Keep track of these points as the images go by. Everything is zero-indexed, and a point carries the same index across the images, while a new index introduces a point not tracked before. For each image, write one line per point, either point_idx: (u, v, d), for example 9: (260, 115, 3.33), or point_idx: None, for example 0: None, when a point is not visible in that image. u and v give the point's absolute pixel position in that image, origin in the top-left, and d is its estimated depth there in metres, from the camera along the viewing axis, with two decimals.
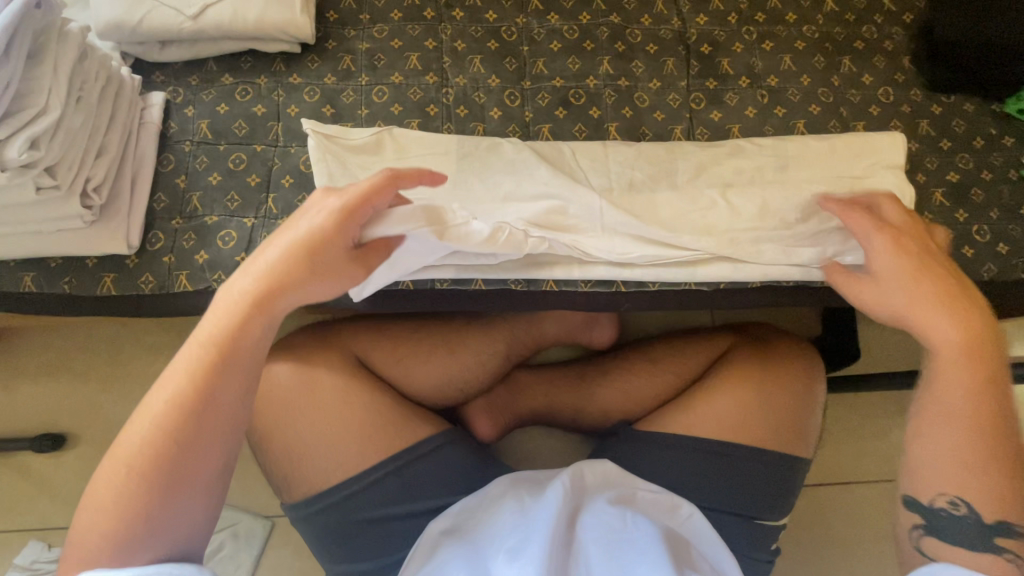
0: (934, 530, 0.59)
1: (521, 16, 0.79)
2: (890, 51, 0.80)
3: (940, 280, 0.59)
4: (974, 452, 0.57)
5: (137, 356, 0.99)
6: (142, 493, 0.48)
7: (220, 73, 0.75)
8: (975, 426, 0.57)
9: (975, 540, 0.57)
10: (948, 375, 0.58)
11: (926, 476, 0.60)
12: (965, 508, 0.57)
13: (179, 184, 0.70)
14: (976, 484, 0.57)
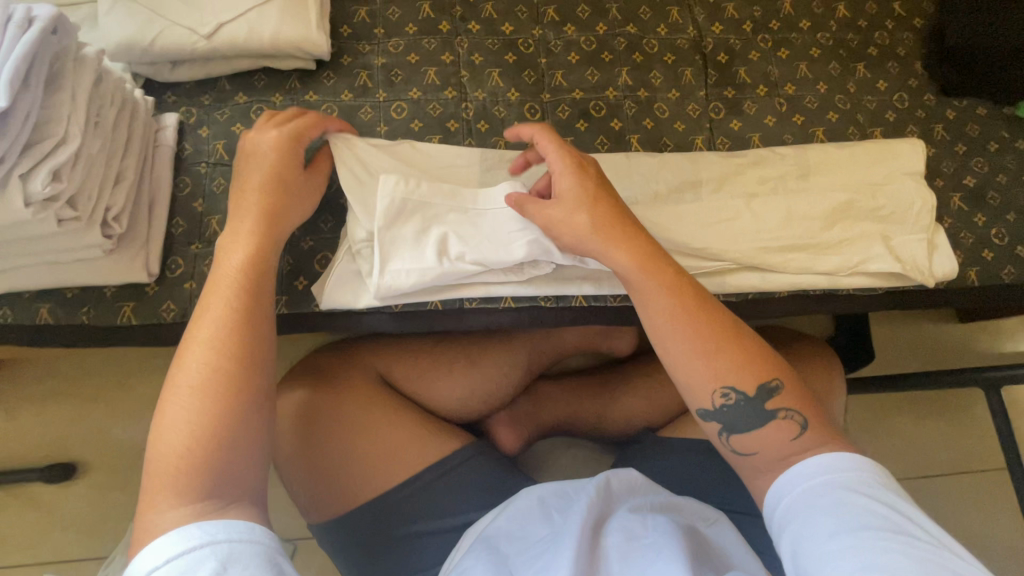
0: (733, 427, 0.58)
1: (537, 27, 0.78)
2: (903, 57, 0.81)
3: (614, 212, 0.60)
4: (732, 355, 0.57)
5: (148, 379, 0.97)
6: (198, 442, 0.47)
7: (234, 91, 0.73)
8: (693, 334, 0.57)
9: (754, 415, 0.57)
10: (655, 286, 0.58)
11: (697, 380, 0.57)
12: (736, 395, 0.57)
13: (197, 208, 0.68)
14: (748, 370, 0.57)
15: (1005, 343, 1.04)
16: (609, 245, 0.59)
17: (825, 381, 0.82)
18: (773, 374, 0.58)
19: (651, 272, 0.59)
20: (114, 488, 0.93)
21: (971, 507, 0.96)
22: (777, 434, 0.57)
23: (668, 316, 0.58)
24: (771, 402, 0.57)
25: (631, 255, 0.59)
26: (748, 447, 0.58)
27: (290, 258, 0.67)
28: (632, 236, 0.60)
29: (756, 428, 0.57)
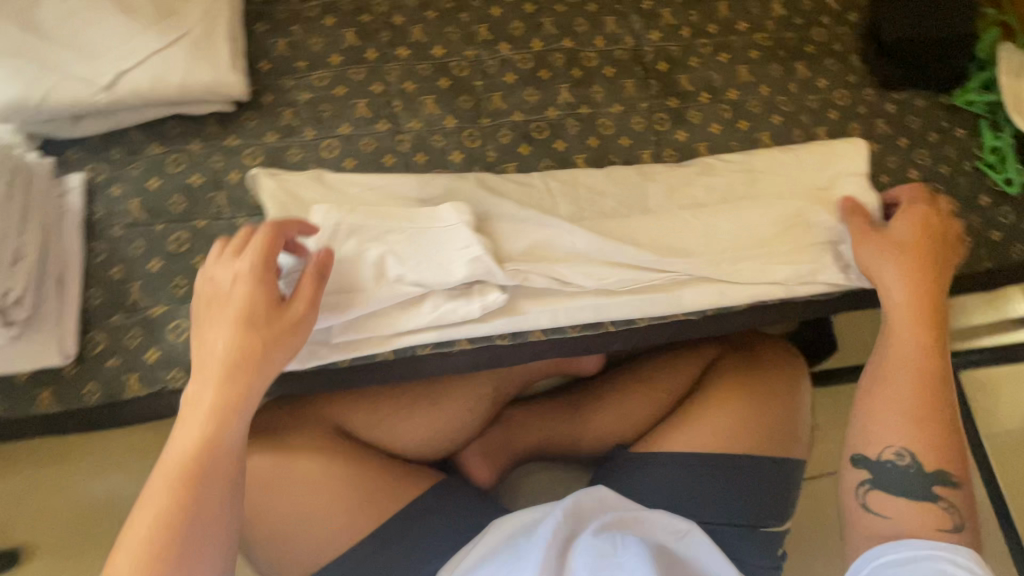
0: (880, 483, 0.63)
1: (469, 49, 0.74)
2: (841, 52, 0.80)
3: (915, 260, 0.65)
4: (928, 433, 0.61)
5: (95, 448, 0.91)
6: (165, 544, 0.49)
7: (146, 142, 0.67)
8: (924, 395, 0.62)
9: (916, 487, 0.61)
10: (908, 338, 0.64)
11: (878, 433, 0.63)
12: (909, 460, 0.61)
13: (115, 275, 0.63)
14: (935, 451, 0.61)
15: (961, 321, 1.06)
16: (899, 285, 0.64)
17: (785, 383, 0.84)
18: (952, 467, 0.61)
19: (918, 322, 0.64)
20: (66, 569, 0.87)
21: None
22: (920, 516, 0.60)
23: (904, 372, 0.63)
24: (938, 486, 0.60)
25: (907, 306, 0.64)
26: (880, 509, 0.62)
27: None
28: (917, 280, 0.64)
29: (900, 497, 0.61)
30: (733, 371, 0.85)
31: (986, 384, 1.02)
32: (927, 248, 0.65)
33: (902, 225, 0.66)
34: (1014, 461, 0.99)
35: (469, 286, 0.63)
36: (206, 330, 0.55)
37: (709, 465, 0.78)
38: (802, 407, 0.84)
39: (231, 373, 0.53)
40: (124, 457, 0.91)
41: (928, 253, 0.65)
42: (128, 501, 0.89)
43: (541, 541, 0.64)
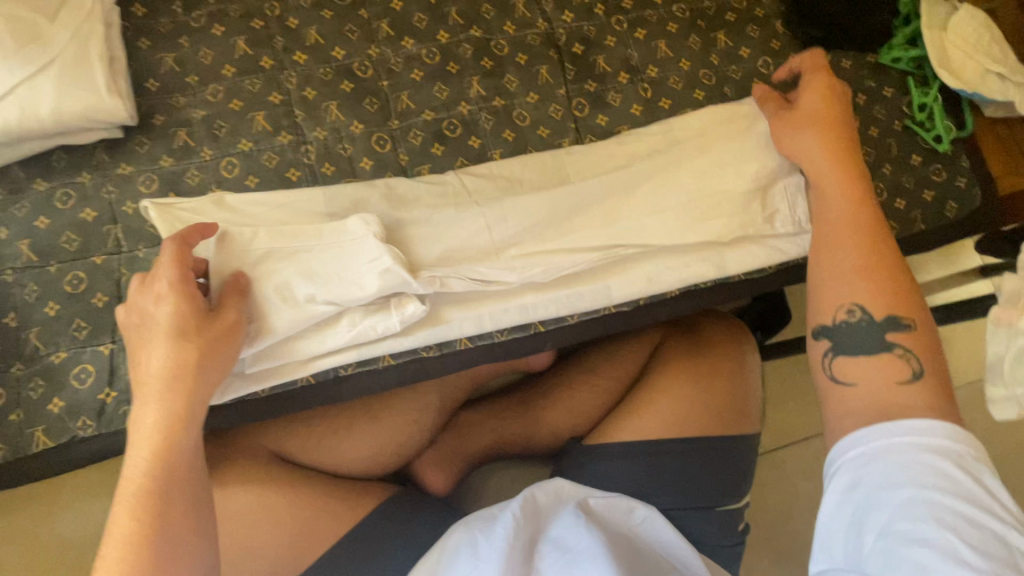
0: (843, 348, 0.55)
1: (372, 47, 0.71)
2: (762, 17, 0.77)
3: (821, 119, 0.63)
4: (877, 282, 0.56)
5: (40, 496, 0.88)
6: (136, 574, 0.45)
7: (31, 179, 0.63)
8: (864, 245, 0.57)
9: (874, 340, 0.54)
10: (835, 193, 0.60)
11: (828, 291, 0.57)
12: (863, 313, 0.55)
13: (10, 323, 0.60)
14: (884, 298, 0.55)
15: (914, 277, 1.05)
16: (816, 145, 0.62)
17: (734, 361, 0.84)
18: (907, 313, 0.54)
19: (840, 178, 0.61)
20: None
21: None
22: (888, 375, 0.52)
23: (840, 228, 0.59)
24: (895, 333, 0.54)
25: (832, 160, 0.61)
26: (848, 377, 0.54)
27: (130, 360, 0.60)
28: (836, 137, 0.62)
29: (864, 355, 0.54)
30: (680, 354, 0.84)
31: (943, 338, 1.02)
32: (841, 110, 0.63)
33: (810, 94, 0.64)
34: (974, 412, 0.99)
35: (387, 301, 0.61)
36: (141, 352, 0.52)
37: (661, 452, 0.77)
38: (750, 385, 0.84)
39: (169, 389, 0.51)
40: (73, 501, 0.89)
41: (840, 112, 0.63)
42: (81, 546, 0.87)
43: (501, 538, 0.63)
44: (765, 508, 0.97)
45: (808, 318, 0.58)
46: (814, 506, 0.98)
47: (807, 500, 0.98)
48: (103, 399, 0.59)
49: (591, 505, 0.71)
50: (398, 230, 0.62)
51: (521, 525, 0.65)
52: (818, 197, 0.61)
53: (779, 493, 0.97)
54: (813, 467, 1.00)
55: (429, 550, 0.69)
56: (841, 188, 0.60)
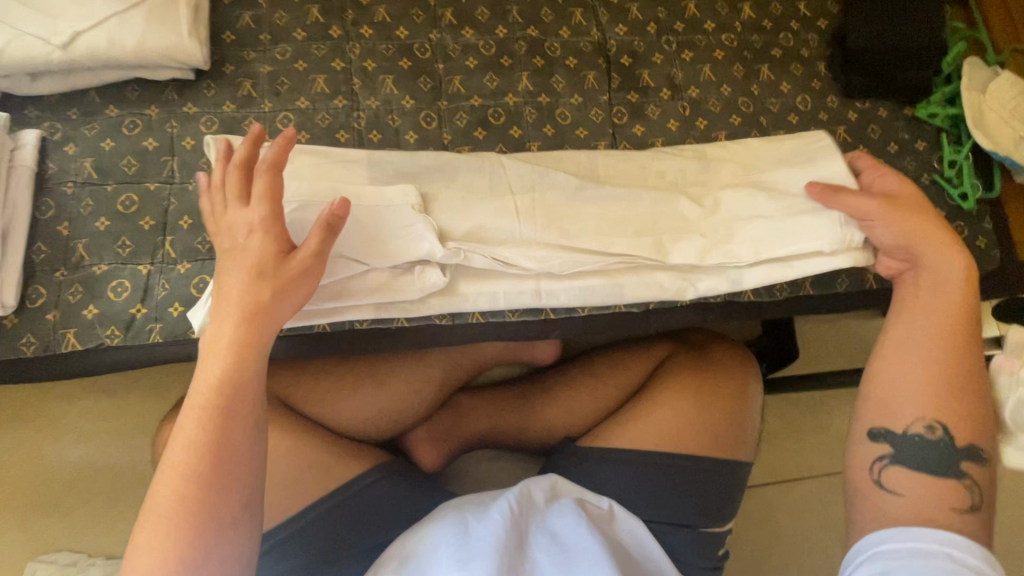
0: (899, 460, 0.57)
1: (434, 32, 0.75)
2: (807, 58, 0.80)
3: (946, 225, 0.63)
4: (962, 403, 0.57)
5: (46, 411, 0.92)
6: (192, 494, 0.48)
7: (104, 104, 0.68)
8: (950, 363, 0.58)
9: (943, 463, 0.56)
10: (949, 301, 0.60)
11: (912, 401, 0.58)
12: (940, 432, 0.57)
13: (62, 231, 0.64)
14: (963, 422, 0.57)
15: None
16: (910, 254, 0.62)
17: (737, 386, 0.84)
18: (983, 443, 0.57)
19: (962, 291, 0.60)
20: (10, 526, 0.88)
21: None
22: (937, 497, 0.55)
23: (928, 340, 0.59)
24: (967, 463, 0.56)
25: (951, 270, 0.61)
26: (895, 487, 0.57)
27: (163, 283, 0.63)
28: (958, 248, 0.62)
29: (923, 474, 0.56)
30: (685, 371, 0.85)
31: None
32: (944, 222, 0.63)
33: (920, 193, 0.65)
34: None
35: (410, 266, 0.64)
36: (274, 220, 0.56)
37: (651, 461, 0.78)
38: (750, 412, 0.84)
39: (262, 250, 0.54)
40: (77, 421, 0.92)
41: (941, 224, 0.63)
42: (78, 465, 0.91)
43: (496, 527, 0.65)
44: (746, 542, 0.97)
45: (877, 419, 0.59)
46: (797, 547, 0.97)
47: (789, 540, 0.97)
48: (133, 314, 0.62)
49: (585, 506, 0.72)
50: (432, 201, 0.66)
51: (516, 516, 0.67)
52: (931, 300, 0.61)
53: (762, 529, 0.97)
54: (801, 508, 0.99)
55: (415, 526, 0.71)
56: (961, 297, 0.60)
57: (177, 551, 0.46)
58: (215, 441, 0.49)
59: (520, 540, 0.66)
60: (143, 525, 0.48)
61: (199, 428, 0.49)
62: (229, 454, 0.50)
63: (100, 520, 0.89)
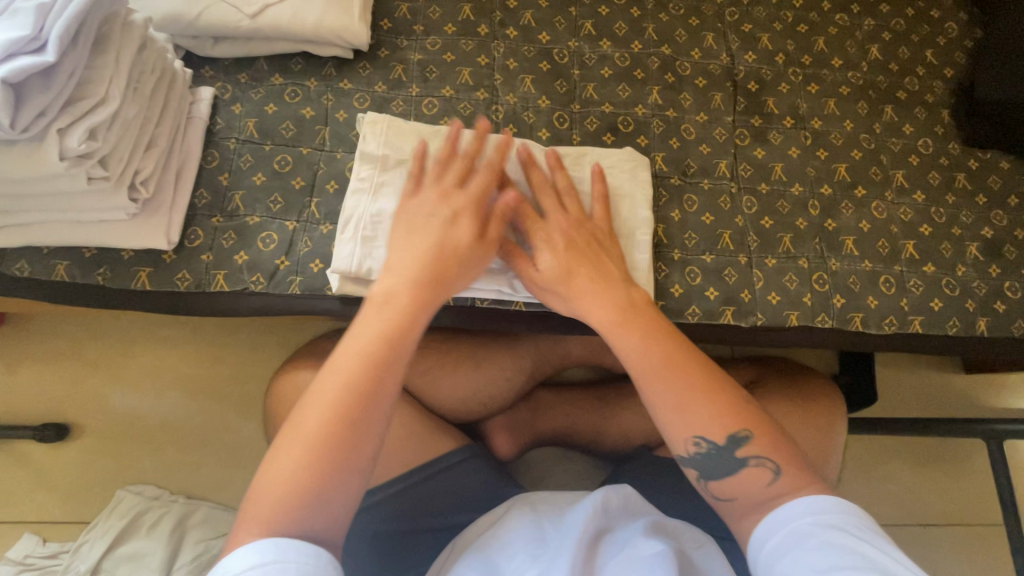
0: (710, 475, 0.57)
1: (573, 40, 0.79)
2: (932, 103, 0.82)
3: (574, 253, 0.63)
4: (713, 407, 0.56)
5: (149, 351, 0.97)
6: (316, 469, 0.48)
7: (270, 72, 0.74)
8: (658, 386, 0.57)
9: (728, 464, 0.56)
10: (624, 333, 0.60)
11: (670, 428, 0.57)
12: (706, 445, 0.56)
13: (222, 181, 0.69)
14: (718, 420, 0.56)
15: (1003, 399, 1.05)
16: (573, 296, 0.62)
17: (827, 416, 0.83)
18: (746, 423, 0.56)
19: (626, 321, 0.60)
20: (104, 454, 0.93)
21: (961, 559, 0.95)
22: (752, 482, 0.56)
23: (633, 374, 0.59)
24: (740, 450, 0.56)
25: (610, 310, 0.61)
26: (726, 494, 0.57)
27: (307, 241, 0.68)
28: (608, 291, 0.62)
29: (726, 474, 0.56)
30: (774, 397, 0.84)
31: None
32: (592, 247, 0.64)
33: (537, 238, 0.64)
34: None
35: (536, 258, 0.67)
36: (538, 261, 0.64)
37: None
38: (838, 443, 0.82)
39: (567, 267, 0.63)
40: (174, 364, 0.97)
41: (593, 258, 0.64)
42: (171, 405, 0.95)
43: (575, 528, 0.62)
44: None
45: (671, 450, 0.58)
46: None
47: None
48: (277, 265, 0.67)
49: (661, 524, 0.66)
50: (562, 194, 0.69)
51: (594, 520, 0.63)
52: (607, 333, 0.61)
53: None
54: None
55: (487, 516, 0.70)
56: (628, 326, 0.60)
57: (302, 512, 0.47)
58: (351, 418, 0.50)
59: (593, 543, 0.62)
60: (252, 500, 0.48)
61: (332, 406, 0.50)
62: (360, 430, 0.50)
63: (184, 461, 0.94)
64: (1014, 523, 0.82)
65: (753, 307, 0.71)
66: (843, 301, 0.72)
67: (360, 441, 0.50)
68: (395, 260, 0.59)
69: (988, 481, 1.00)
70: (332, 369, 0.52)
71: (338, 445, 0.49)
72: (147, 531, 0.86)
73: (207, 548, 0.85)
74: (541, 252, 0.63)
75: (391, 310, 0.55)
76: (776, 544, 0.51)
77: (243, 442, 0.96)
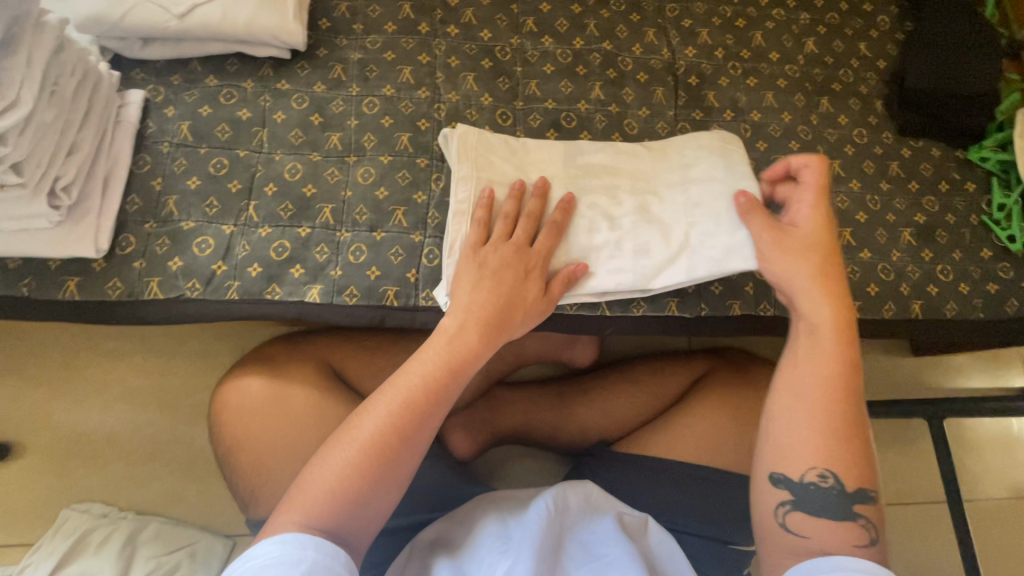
0: (801, 505, 0.58)
1: (515, 37, 0.79)
2: (865, 95, 0.84)
3: (824, 258, 0.63)
4: (851, 452, 0.58)
5: (93, 364, 0.94)
6: (356, 481, 0.52)
7: (204, 74, 0.72)
8: (829, 407, 0.59)
9: (838, 510, 0.57)
10: (819, 350, 0.61)
11: (803, 450, 0.58)
12: (833, 482, 0.57)
13: (155, 186, 0.67)
14: (856, 467, 0.57)
15: (949, 379, 1.08)
16: (819, 296, 0.62)
17: None
18: (873, 483, 0.58)
19: (839, 338, 0.61)
20: (48, 473, 0.90)
21: (912, 536, 0.98)
22: (842, 535, 0.56)
23: (818, 385, 0.59)
24: (861, 506, 0.57)
25: (833, 320, 0.61)
26: (804, 531, 0.57)
27: (244, 245, 0.66)
28: (836, 300, 0.62)
29: (825, 517, 0.57)
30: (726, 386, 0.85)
31: (971, 446, 1.03)
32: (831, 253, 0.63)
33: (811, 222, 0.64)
34: (994, 530, 0.99)
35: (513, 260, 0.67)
36: (787, 234, 0.64)
37: (692, 475, 0.76)
38: None
39: (813, 257, 0.63)
40: (122, 376, 0.94)
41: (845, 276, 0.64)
42: (118, 419, 0.93)
43: (533, 528, 0.61)
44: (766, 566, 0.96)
45: (773, 461, 0.59)
46: None
47: None
48: (214, 269, 0.65)
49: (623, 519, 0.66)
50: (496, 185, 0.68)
51: (552, 520, 0.63)
52: (812, 336, 0.62)
53: None
54: None
55: (455, 517, 0.70)
56: (838, 342, 0.61)
57: (339, 515, 0.51)
58: (397, 436, 0.54)
59: (556, 545, 0.62)
60: (290, 495, 0.52)
61: (391, 417, 0.54)
62: (405, 450, 0.54)
63: (134, 475, 0.91)
64: (957, 497, 0.85)
65: (698, 297, 0.72)
66: None
67: (406, 462, 0.54)
68: (473, 295, 0.61)
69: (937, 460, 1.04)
70: (396, 386, 0.56)
71: (382, 466, 0.53)
72: (95, 550, 0.83)
73: (159, 565, 0.82)
74: (797, 231, 0.64)
75: (463, 342, 0.59)
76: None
77: (196, 453, 0.93)
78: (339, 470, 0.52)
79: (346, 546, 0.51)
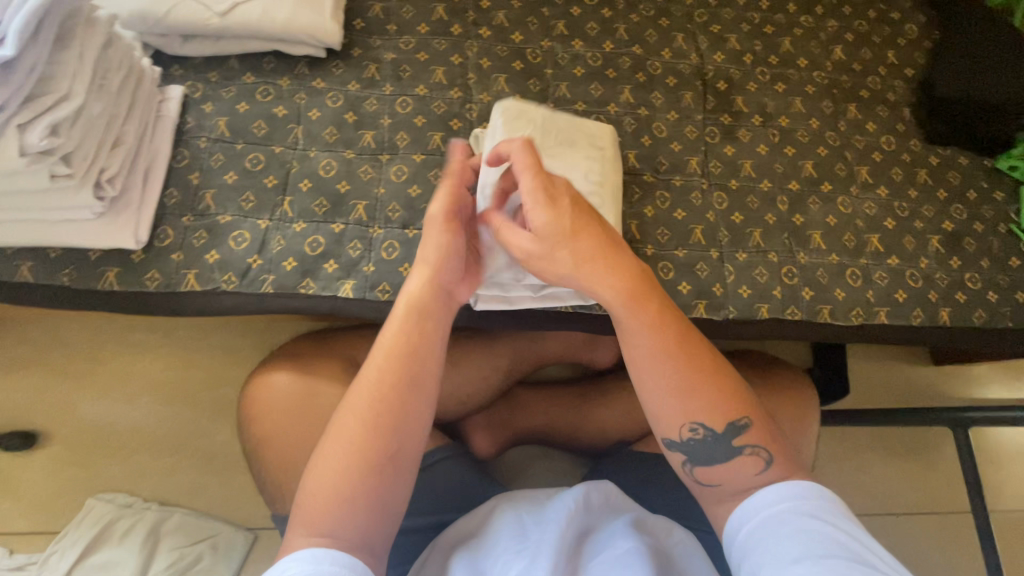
0: (697, 460, 0.55)
1: (546, 40, 0.80)
2: (893, 102, 0.84)
3: (596, 236, 0.55)
4: (718, 389, 0.55)
5: (119, 356, 0.95)
6: (351, 481, 0.50)
7: (242, 71, 0.73)
8: (681, 367, 0.54)
9: (724, 452, 0.54)
10: (637, 325, 0.55)
11: (672, 410, 0.54)
12: (705, 430, 0.54)
13: (193, 180, 0.68)
14: (721, 407, 0.54)
15: (971, 389, 1.08)
16: (596, 275, 0.55)
17: (800, 409, 0.84)
18: (744, 411, 0.55)
19: (634, 307, 0.55)
20: (73, 462, 0.91)
21: (933, 546, 0.98)
22: (741, 470, 0.54)
23: (650, 355, 0.54)
24: (738, 439, 0.55)
25: (615, 293, 0.55)
26: (708, 480, 0.55)
27: (279, 239, 0.67)
28: (616, 276, 0.55)
29: (719, 463, 0.55)
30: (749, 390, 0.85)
31: (993, 456, 1.03)
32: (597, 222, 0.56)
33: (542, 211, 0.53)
34: (1016, 542, 0.98)
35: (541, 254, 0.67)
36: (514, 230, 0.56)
37: None
38: (810, 435, 0.83)
39: (559, 240, 0.54)
40: (147, 368, 0.95)
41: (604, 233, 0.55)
42: (143, 410, 0.94)
43: (554, 525, 0.61)
44: None
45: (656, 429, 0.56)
46: None
47: None
48: (249, 263, 0.66)
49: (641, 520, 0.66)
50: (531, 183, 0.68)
51: (573, 518, 0.63)
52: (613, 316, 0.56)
53: None
54: None
55: (474, 515, 0.70)
56: (631, 314, 0.55)
57: (346, 518, 0.49)
58: (383, 428, 0.52)
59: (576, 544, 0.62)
60: (298, 507, 0.51)
61: (368, 413, 0.52)
62: (396, 440, 0.52)
63: (157, 467, 0.92)
64: (980, 506, 0.85)
65: (726, 300, 0.72)
66: (811, 294, 0.74)
67: (396, 451, 0.52)
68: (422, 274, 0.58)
69: (957, 470, 1.03)
70: (366, 380, 0.54)
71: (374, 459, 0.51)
72: (118, 540, 0.84)
73: (181, 556, 0.84)
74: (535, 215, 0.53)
75: (419, 322, 0.56)
76: (755, 527, 0.50)
77: (219, 446, 0.94)
78: (334, 473, 0.50)
79: (367, 547, 0.50)
